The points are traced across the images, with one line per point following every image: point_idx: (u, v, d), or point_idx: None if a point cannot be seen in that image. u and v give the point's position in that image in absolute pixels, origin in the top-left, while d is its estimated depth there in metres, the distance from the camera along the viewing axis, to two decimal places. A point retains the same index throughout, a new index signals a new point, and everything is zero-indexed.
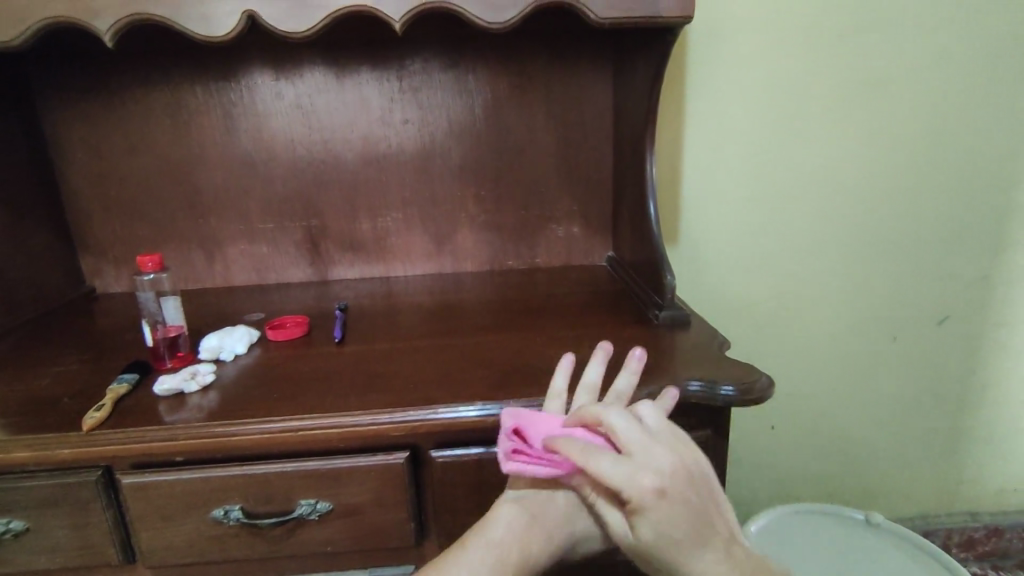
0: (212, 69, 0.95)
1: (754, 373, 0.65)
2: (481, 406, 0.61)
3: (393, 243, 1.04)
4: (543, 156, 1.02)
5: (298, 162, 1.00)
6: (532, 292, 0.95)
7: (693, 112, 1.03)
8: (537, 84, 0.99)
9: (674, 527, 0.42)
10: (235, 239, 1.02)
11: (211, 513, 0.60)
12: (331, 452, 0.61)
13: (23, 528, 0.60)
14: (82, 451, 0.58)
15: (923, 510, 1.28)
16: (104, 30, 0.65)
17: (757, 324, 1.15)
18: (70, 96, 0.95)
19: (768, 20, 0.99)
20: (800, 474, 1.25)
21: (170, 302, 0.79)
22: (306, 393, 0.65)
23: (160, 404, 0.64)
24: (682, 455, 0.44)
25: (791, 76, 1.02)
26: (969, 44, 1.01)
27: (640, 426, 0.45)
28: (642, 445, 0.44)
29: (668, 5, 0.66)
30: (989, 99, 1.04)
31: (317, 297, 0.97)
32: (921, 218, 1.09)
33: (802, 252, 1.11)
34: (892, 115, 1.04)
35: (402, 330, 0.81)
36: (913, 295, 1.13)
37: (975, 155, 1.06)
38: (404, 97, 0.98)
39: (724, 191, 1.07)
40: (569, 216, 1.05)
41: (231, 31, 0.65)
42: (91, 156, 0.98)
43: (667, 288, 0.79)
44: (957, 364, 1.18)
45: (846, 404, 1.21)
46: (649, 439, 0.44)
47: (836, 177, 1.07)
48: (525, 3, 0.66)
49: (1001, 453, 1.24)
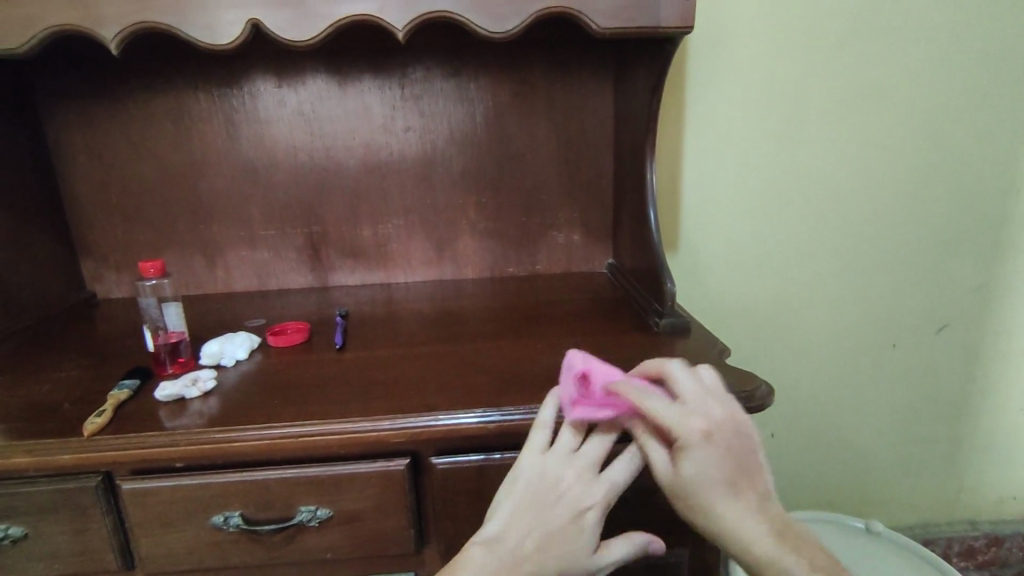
0: (215, 76, 0.95)
1: (754, 381, 0.65)
2: (481, 413, 0.61)
3: (394, 249, 1.04)
4: (543, 164, 1.02)
5: (300, 169, 1.00)
6: (532, 300, 0.95)
7: (693, 120, 1.04)
8: (538, 92, 0.99)
9: (714, 467, 0.46)
10: (236, 245, 1.02)
11: (211, 520, 0.60)
12: (331, 459, 0.61)
13: (21, 534, 0.60)
14: (81, 457, 0.58)
15: (923, 519, 1.28)
16: (109, 38, 0.65)
17: (756, 331, 1.15)
18: (74, 103, 0.95)
19: (768, 31, 1.00)
20: (800, 483, 1.25)
21: (171, 308, 0.79)
22: (306, 399, 0.65)
23: (160, 410, 0.64)
24: (732, 413, 0.49)
25: (790, 86, 1.03)
26: (966, 55, 1.02)
27: (698, 381, 0.51)
28: (696, 396, 0.49)
29: (668, 16, 0.67)
30: (986, 109, 1.04)
31: (318, 303, 0.97)
32: (920, 227, 1.10)
33: (802, 260, 1.11)
34: (889, 125, 1.05)
35: (402, 336, 0.81)
36: (912, 304, 1.14)
37: (973, 165, 1.07)
38: (405, 105, 0.98)
39: (724, 200, 1.08)
40: (569, 223, 1.05)
41: (235, 40, 0.66)
42: (93, 162, 0.98)
43: (667, 295, 0.79)
44: (956, 372, 1.18)
45: (845, 412, 1.21)
46: (704, 392, 0.50)
47: (835, 185, 1.07)
48: (527, 12, 0.66)
49: (1000, 462, 1.24)
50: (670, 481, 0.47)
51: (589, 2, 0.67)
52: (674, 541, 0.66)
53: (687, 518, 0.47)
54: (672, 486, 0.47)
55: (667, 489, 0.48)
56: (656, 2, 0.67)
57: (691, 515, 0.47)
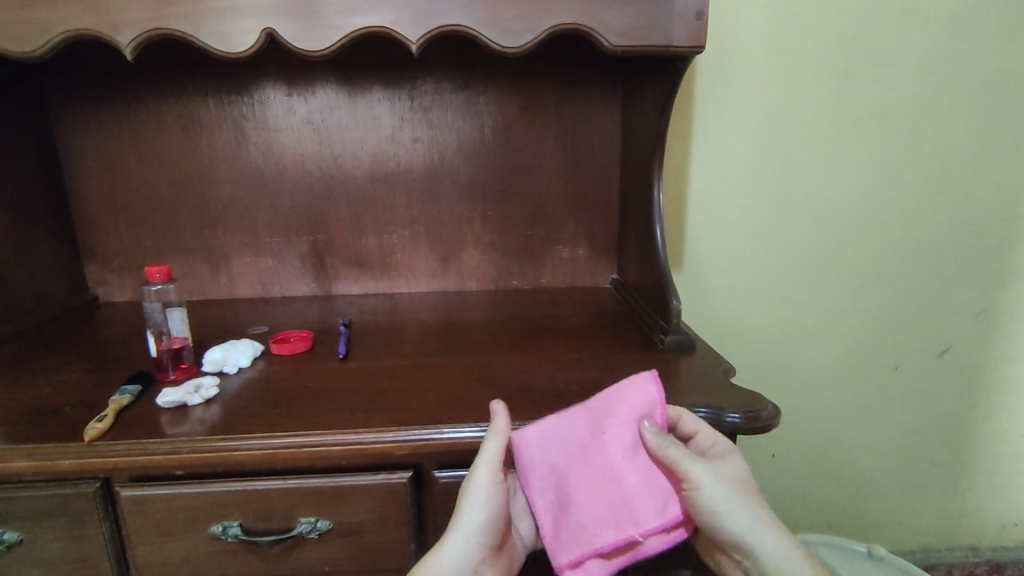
0: (226, 83, 0.96)
1: (760, 402, 0.64)
2: (485, 427, 0.60)
3: (399, 259, 1.04)
4: (550, 177, 1.03)
5: (306, 177, 1.00)
6: (536, 313, 0.95)
7: (700, 139, 1.04)
8: (546, 107, 1.00)
9: (739, 478, 0.53)
10: (240, 251, 1.02)
11: (209, 529, 0.59)
12: (333, 470, 0.60)
13: (17, 539, 0.59)
14: (81, 462, 0.57)
15: (924, 544, 1.27)
16: (124, 44, 0.66)
17: (759, 351, 1.14)
18: (84, 106, 0.96)
19: (775, 51, 1.01)
20: (799, 505, 1.24)
21: (175, 313, 0.78)
22: (310, 409, 0.64)
23: (162, 416, 0.63)
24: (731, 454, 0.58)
25: (797, 106, 1.03)
26: (971, 80, 1.03)
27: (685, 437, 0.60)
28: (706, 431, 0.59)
29: (680, 35, 0.68)
30: (990, 133, 1.05)
31: (320, 312, 0.97)
32: (923, 249, 1.10)
33: (806, 281, 1.11)
34: (894, 148, 1.06)
35: (406, 347, 0.81)
36: (915, 326, 1.14)
37: (977, 189, 1.07)
38: (414, 116, 0.99)
39: (729, 218, 1.08)
40: (574, 237, 1.05)
41: (250, 48, 0.66)
42: (101, 166, 0.98)
43: (673, 313, 0.79)
44: (958, 395, 1.18)
45: (847, 433, 1.20)
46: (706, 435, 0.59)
47: (839, 207, 1.08)
48: (540, 28, 0.67)
49: (1001, 487, 1.23)
50: (716, 479, 0.52)
51: (602, 20, 0.67)
52: (677, 562, 0.66)
53: (721, 519, 0.51)
54: (720, 482, 0.52)
55: (716, 487, 0.51)
56: (669, 21, 0.67)
57: (734, 509, 0.51)
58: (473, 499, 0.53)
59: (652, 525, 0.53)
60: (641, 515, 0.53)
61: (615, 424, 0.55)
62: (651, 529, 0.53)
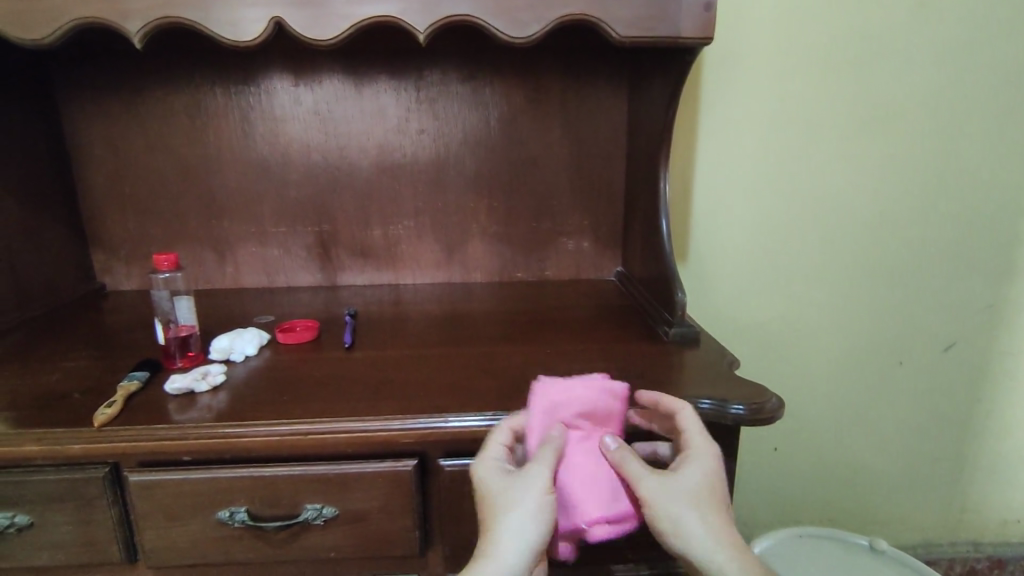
0: (234, 73, 0.96)
1: (765, 394, 0.64)
2: (490, 416, 0.61)
3: (404, 250, 1.04)
4: (555, 169, 1.03)
5: (313, 167, 1.00)
6: (540, 305, 0.95)
7: (706, 132, 1.04)
8: (553, 98, 1.00)
9: (704, 485, 0.50)
10: (246, 241, 1.03)
11: (216, 515, 0.60)
12: (339, 457, 0.61)
13: (27, 523, 0.59)
14: (92, 447, 0.58)
15: (925, 539, 1.27)
16: (133, 32, 0.66)
17: (763, 345, 1.15)
18: (91, 95, 0.96)
19: (783, 45, 1.00)
20: (801, 499, 1.24)
21: (182, 301, 0.79)
22: (316, 397, 0.65)
23: (169, 403, 0.64)
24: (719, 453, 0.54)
25: (804, 100, 1.03)
26: (981, 74, 1.02)
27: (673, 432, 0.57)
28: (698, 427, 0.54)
29: (688, 26, 0.67)
30: (1000, 127, 1.04)
31: (326, 302, 0.97)
32: (929, 244, 1.10)
33: (811, 275, 1.11)
34: (902, 142, 1.05)
35: (411, 337, 0.81)
36: (920, 321, 1.14)
37: (985, 184, 1.07)
38: (420, 107, 0.99)
39: (735, 212, 1.08)
40: (579, 230, 1.05)
41: (257, 37, 0.66)
42: (109, 155, 0.99)
43: (678, 305, 0.79)
44: (962, 391, 1.17)
45: (850, 428, 1.20)
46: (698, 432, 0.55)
47: (845, 202, 1.07)
48: (548, 18, 0.67)
49: (1004, 482, 1.23)
50: (670, 491, 0.49)
51: (610, 11, 0.67)
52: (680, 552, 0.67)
53: (673, 536, 0.49)
54: (669, 493, 0.49)
55: (663, 498, 0.49)
56: (676, 12, 0.67)
57: (686, 524, 0.48)
58: (529, 501, 0.49)
59: (595, 515, 0.52)
60: (584, 504, 0.52)
61: (560, 419, 0.55)
62: (592, 518, 0.52)
